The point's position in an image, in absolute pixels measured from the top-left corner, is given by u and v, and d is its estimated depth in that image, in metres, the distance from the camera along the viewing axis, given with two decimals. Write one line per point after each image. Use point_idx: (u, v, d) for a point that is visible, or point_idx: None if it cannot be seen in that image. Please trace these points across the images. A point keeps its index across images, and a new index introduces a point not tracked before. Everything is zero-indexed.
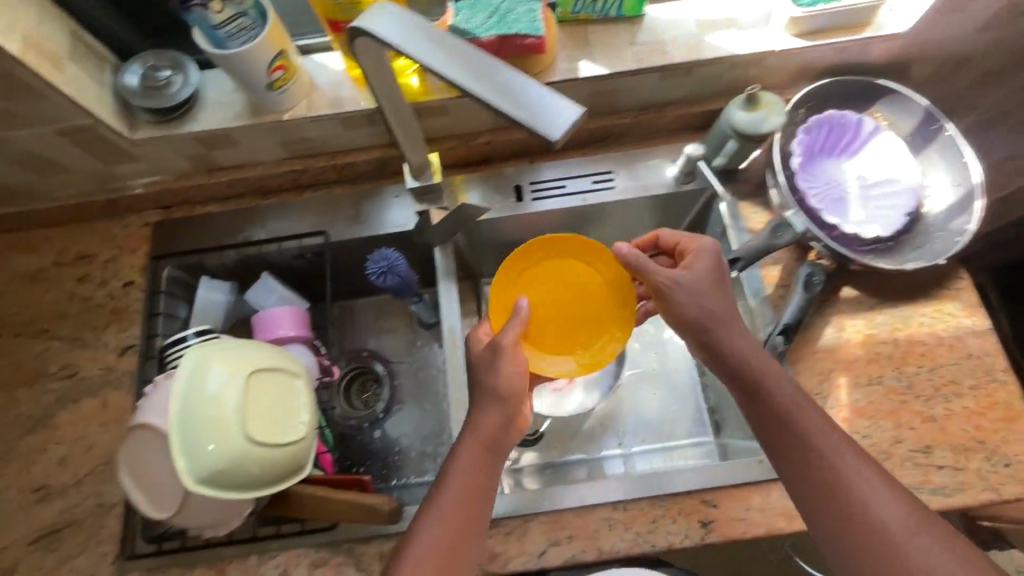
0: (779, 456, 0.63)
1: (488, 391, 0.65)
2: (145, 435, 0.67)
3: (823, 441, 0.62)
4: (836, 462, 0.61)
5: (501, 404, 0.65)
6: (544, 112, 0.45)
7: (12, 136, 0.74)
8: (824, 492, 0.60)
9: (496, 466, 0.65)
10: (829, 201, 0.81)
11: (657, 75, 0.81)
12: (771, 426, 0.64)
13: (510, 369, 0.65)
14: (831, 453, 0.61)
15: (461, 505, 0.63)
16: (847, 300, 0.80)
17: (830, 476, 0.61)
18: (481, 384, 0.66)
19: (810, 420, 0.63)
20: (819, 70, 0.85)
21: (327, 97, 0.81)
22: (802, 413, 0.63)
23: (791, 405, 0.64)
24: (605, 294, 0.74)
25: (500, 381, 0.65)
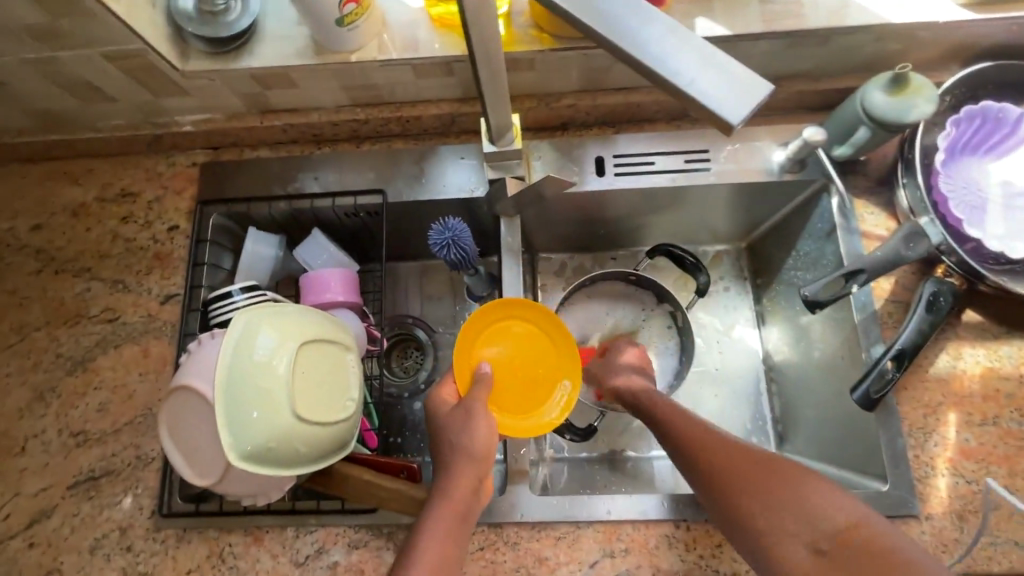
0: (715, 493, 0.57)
1: (450, 447, 0.61)
2: (186, 398, 0.63)
3: (748, 466, 0.56)
4: (764, 482, 0.55)
5: (467, 457, 0.59)
6: (722, 86, 0.36)
7: (59, 57, 0.68)
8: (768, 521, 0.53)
9: (467, 524, 0.57)
10: (969, 208, 0.69)
11: (784, 41, 0.70)
12: (695, 468, 0.59)
13: (473, 430, 0.61)
14: (757, 474, 0.55)
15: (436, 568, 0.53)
16: (968, 325, 0.71)
17: (761, 502, 0.54)
18: (445, 441, 0.61)
19: (720, 446, 0.59)
20: (976, 52, 0.73)
21: (400, 40, 0.73)
22: (715, 440, 0.59)
23: (703, 437, 0.60)
24: (553, 352, 0.72)
25: (466, 444, 0.60)
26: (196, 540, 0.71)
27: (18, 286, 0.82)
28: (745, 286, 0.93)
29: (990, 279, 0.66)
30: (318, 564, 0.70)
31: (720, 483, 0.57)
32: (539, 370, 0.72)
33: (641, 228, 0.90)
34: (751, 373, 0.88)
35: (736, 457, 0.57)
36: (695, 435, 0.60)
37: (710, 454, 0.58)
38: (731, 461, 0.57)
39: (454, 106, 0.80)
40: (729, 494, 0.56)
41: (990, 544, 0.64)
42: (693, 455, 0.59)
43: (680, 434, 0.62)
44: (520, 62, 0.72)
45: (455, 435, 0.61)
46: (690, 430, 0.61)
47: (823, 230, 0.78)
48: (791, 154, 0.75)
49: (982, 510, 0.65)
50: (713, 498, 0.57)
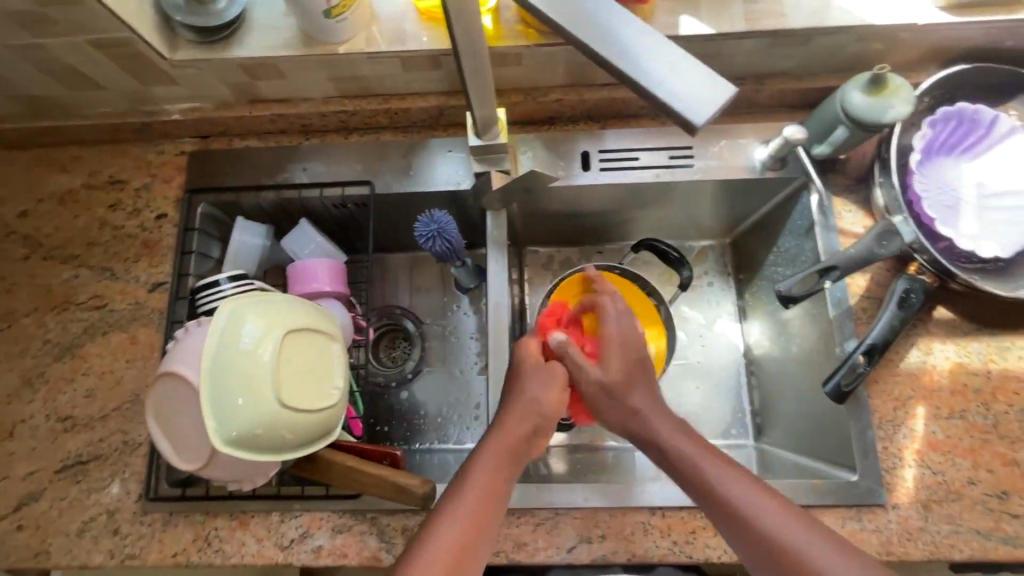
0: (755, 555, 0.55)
1: (523, 398, 0.63)
2: (172, 384, 0.64)
3: (792, 532, 0.55)
4: (811, 552, 0.54)
5: (531, 411, 0.62)
6: (691, 87, 0.37)
7: (46, 44, 0.68)
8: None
9: (514, 475, 0.60)
10: (943, 207, 0.71)
11: (767, 41, 0.71)
12: (731, 523, 0.56)
13: (546, 387, 0.64)
14: (804, 542, 0.54)
15: (474, 512, 0.56)
16: (939, 322, 0.73)
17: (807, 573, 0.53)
18: (519, 391, 0.63)
19: (760, 505, 0.56)
20: (954, 54, 0.74)
21: (387, 32, 0.74)
22: (752, 495, 0.57)
23: (741, 496, 0.57)
24: None
25: (539, 399, 0.63)
26: (182, 523, 0.73)
27: (6, 272, 0.82)
28: (728, 281, 0.95)
29: (960, 277, 0.68)
30: (302, 548, 0.71)
31: (762, 545, 0.55)
32: (576, 331, 0.73)
33: (627, 222, 0.91)
34: (732, 367, 0.90)
35: (783, 521, 0.55)
36: (727, 489, 0.57)
37: (750, 513, 0.56)
38: (777, 524, 0.55)
39: (442, 99, 0.81)
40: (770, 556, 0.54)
41: (952, 532, 0.66)
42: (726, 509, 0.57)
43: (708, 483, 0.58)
44: (507, 56, 0.73)
45: (532, 388, 0.63)
46: (720, 480, 0.58)
47: (803, 227, 0.79)
48: (772, 152, 0.76)
49: (946, 500, 0.67)
50: (748, 555, 0.56)
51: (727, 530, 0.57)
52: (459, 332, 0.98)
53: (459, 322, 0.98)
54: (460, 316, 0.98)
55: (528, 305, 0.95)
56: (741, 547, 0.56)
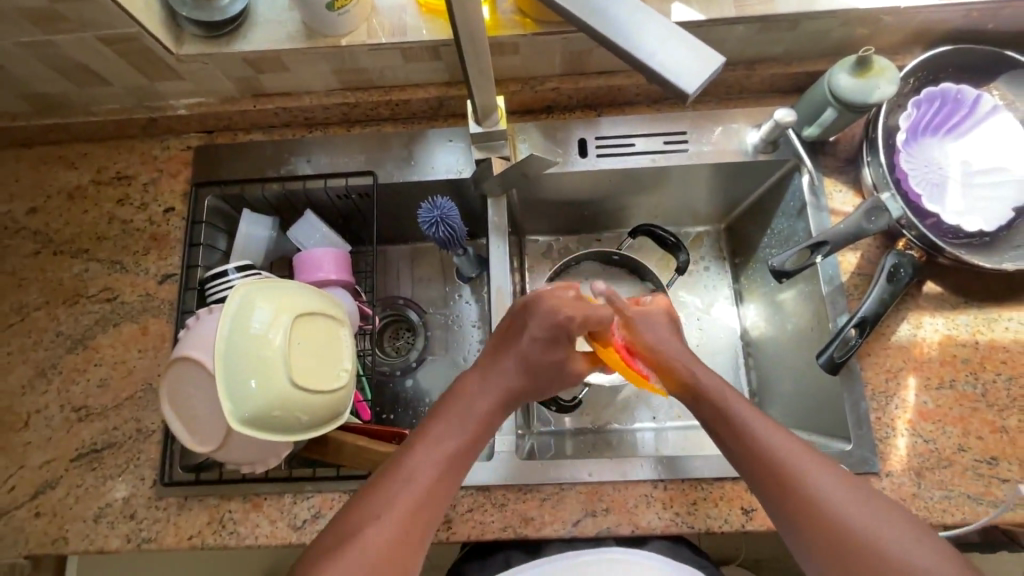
0: (776, 496, 0.57)
1: (516, 358, 0.65)
2: (185, 369, 0.66)
3: (821, 484, 0.56)
4: (829, 494, 0.55)
5: (526, 367, 0.65)
6: (681, 60, 0.39)
7: (55, 41, 0.69)
8: (827, 532, 0.54)
9: (490, 428, 0.64)
10: (930, 184, 0.74)
11: (756, 26, 0.73)
12: (751, 461, 0.59)
13: (545, 350, 0.65)
14: (825, 484, 0.56)
15: (451, 461, 0.59)
16: (929, 296, 0.75)
17: (820, 511, 0.55)
18: (514, 352, 0.65)
19: (788, 449, 0.58)
20: (938, 36, 0.77)
21: (388, 25, 0.76)
22: (782, 441, 0.59)
23: (776, 443, 0.59)
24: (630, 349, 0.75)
25: (533, 357, 0.65)
26: (197, 508, 0.74)
27: (16, 267, 0.84)
28: (724, 265, 0.97)
29: (947, 251, 0.70)
30: (315, 528, 0.73)
31: (783, 485, 0.57)
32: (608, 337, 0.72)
33: (625, 209, 0.94)
34: (729, 348, 0.92)
35: (808, 464, 0.57)
36: (757, 433, 0.60)
37: (775, 454, 0.58)
38: (801, 466, 0.57)
39: (441, 90, 0.83)
40: (787, 495, 0.56)
41: (944, 497, 0.68)
42: (755, 450, 0.59)
43: (740, 425, 0.61)
44: (504, 46, 0.75)
45: (530, 346, 0.65)
46: (751, 422, 0.61)
47: (795, 208, 0.81)
48: (764, 135, 0.78)
49: (938, 467, 0.70)
50: (769, 495, 0.58)
51: (752, 472, 0.59)
52: (462, 320, 1.00)
53: (462, 310, 1.00)
54: (462, 305, 1.00)
55: (529, 292, 0.97)
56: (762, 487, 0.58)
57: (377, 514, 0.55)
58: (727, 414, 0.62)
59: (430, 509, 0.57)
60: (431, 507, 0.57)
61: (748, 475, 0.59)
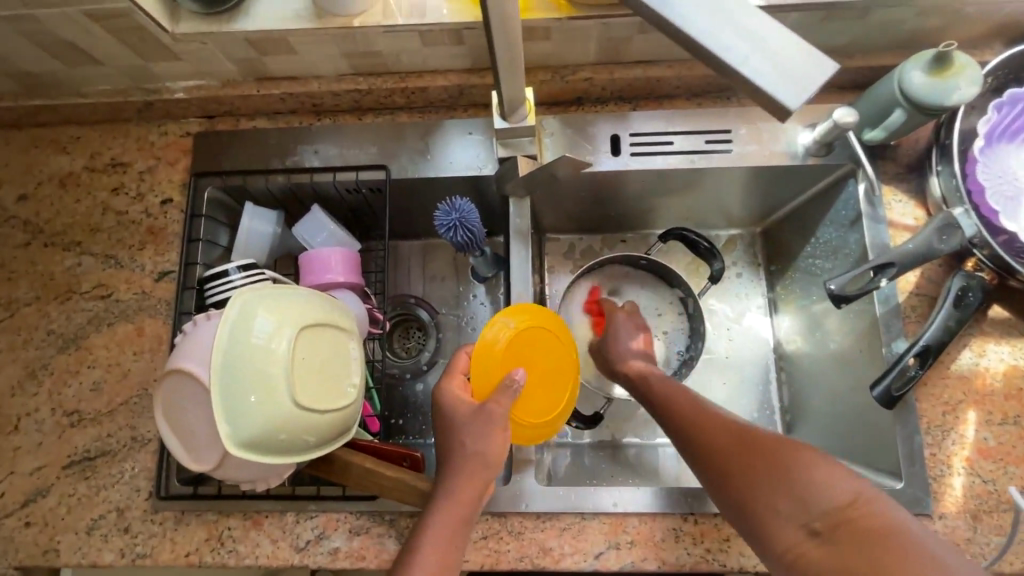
0: (695, 442, 0.59)
1: (457, 452, 0.59)
2: (180, 382, 0.60)
3: (735, 458, 0.56)
4: (739, 460, 0.55)
5: (472, 451, 0.58)
6: (780, 66, 0.33)
7: (38, 16, 0.63)
8: (740, 460, 0.55)
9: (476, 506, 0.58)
10: (1006, 199, 0.66)
11: (820, 15, 0.65)
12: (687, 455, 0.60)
13: (481, 437, 0.59)
14: (736, 422, 0.59)
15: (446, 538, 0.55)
16: (994, 321, 0.68)
17: (750, 491, 0.54)
18: (451, 443, 0.59)
19: (694, 400, 0.63)
20: (1023, 30, 0.68)
21: (406, 4, 0.68)
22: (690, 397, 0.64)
23: (697, 431, 0.59)
24: (557, 354, 0.68)
25: (465, 436, 0.59)
26: (194, 523, 0.70)
27: (5, 259, 0.79)
28: (758, 272, 0.90)
29: (1022, 275, 0.63)
30: (318, 550, 0.68)
31: (701, 432, 0.59)
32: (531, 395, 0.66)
33: (655, 211, 0.86)
34: (762, 363, 0.86)
35: (715, 411, 0.61)
36: (683, 425, 0.61)
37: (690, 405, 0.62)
38: (711, 412, 0.61)
39: (462, 78, 0.76)
40: (703, 440, 0.58)
41: (1003, 544, 0.62)
42: (673, 405, 0.63)
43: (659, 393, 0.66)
44: (535, 31, 0.67)
45: (464, 424, 0.60)
46: (668, 385, 0.67)
47: (847, 217, 0.74)
48: (818, 136, 0.71)
49: (997, 510, 0.63)
50: (692, 446, 0.59)
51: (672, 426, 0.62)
52: (475, 323, 0.94)
53: (476, 311, 0.94)
54: (476, 307, 0.94)
55: (549, 295, 0.90)
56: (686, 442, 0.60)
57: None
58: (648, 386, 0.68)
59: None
60: (443, 573, 0.54)
61: (671, 435, 0.62)
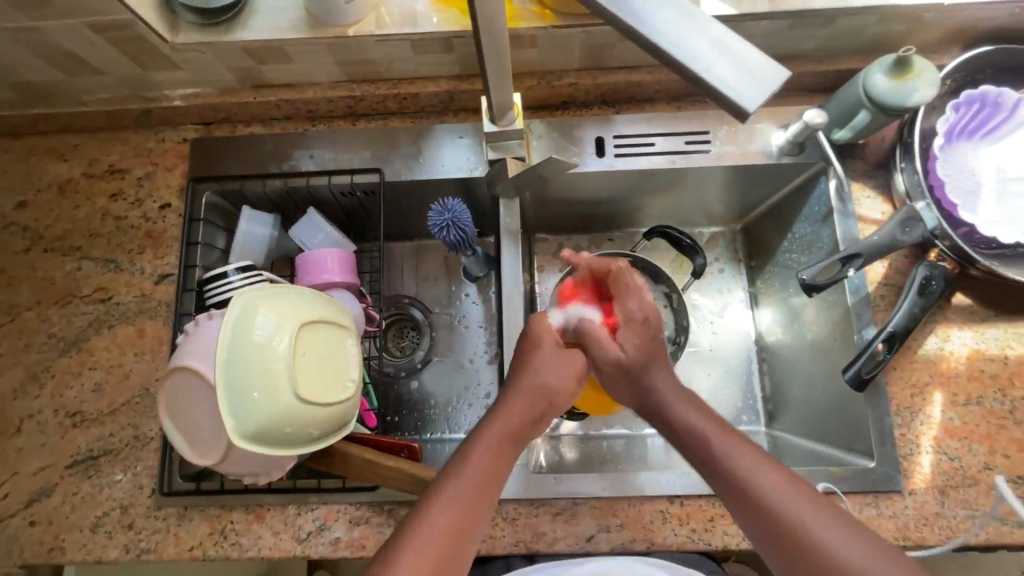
0: (757, 498, 0.53)
1: (529, 380, 0.61)
2: (184, 380, 0.62)
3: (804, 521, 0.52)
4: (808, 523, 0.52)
5: (544, 380, 0.61)
6: (742, 73, 0.36)
7: (41, 27, 0.65)
8: (805, 558, 0.51)
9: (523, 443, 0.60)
10: (964, 193, 0.70)
11: (789, 22, 0.69)
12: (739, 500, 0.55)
13: (555, 370, 0.62)
14: (826, 530, 0.51)
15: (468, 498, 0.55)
16: (957, 308, 0.73)
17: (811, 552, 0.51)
18: (524, 372, 0.62)
19: (777, 487, 0.54)
20: (977, 35, 0.73)
21: (397, 14, 0.71)
22: (771, 481, 0.54)
23: (762, 483, 0.54)
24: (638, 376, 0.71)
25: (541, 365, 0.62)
26: (197, 518, 0.72)
27: (6, 265, 0.80)
28: (739, 268, 0.93)
29: (981, 263, 0.67)
30: (320, 540, 0.71)
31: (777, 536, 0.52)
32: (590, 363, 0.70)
33: (640, 210, 0.90)
34: (743, 354, 0.89)
35: (801, 506, 0.53)
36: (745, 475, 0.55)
37: (769, 500, 0.53)
38: (797, 512, 0.52)
39: (452, 84, 0.79)
40: (762, 522, 0.53)
41: (968, 517, 0.66)
42: (744, 491, 0.54)
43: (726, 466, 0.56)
44: (522, 39, 0.71)
45: (546, 358, 0.62)
46: (718, 445, 0.57)
47: (819, 213, 0.78)
48: (790, 136, 0.75)
49: (963, 485, 0.67)
50: (752, 529, 0.54)
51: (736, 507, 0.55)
52: (467, 321, 0.96)
53: (468, 309, 0.97)
54: (469, 305, 0.97)
55: (539, 292, 0.93)
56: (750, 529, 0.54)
57: (395, 562, 0.51)
58: (702, 441, 0.58)
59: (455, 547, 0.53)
60: (459, 535, 0.53)
61: (714, 482, 0.57)
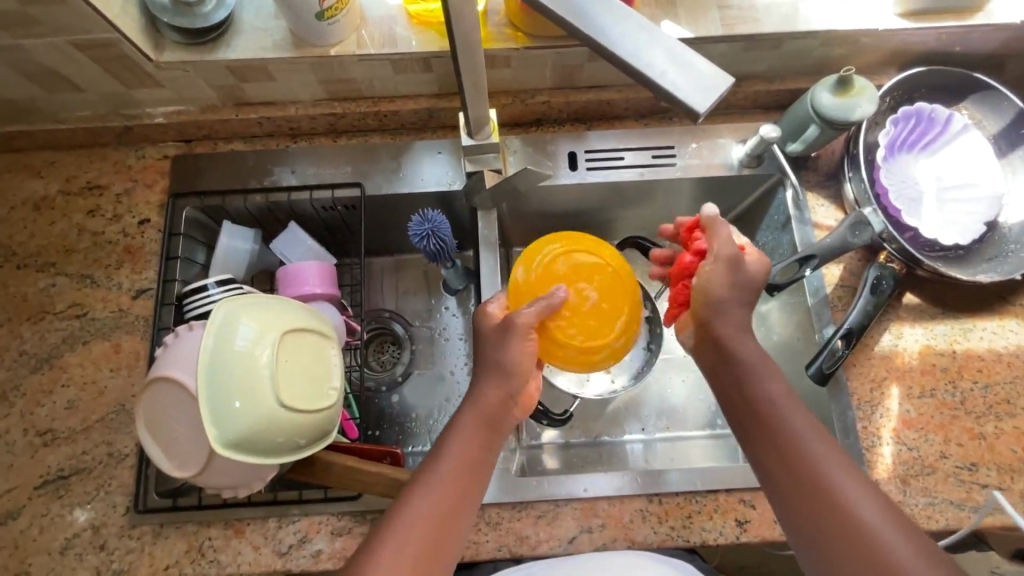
0: (784, 445, 0.57)
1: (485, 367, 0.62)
2: (165, 390, 0.62)
3: (828, 471, 0.55)
4: (834, 476, 0.54)
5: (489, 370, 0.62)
6: (693, 79, 0.40)
7: (26, 46, 0.66)
8: (815, 501, 0.54)
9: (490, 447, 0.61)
10: (907, 200, 0.77)
11: (742, 45, 0.75)
12: (771, 444, 0.57)
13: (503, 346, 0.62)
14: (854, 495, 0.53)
15: (463, 472, 0.58)
16: (908, 307, 0.78)
17: (828, 501, 0.54)
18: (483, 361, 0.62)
19: (807, 437, 0.57)
20: (911, 57, 0.80)
21: (378, 36, 0.75)
22: (825, 460, 0.55)
23: (797, 432, 0.57)
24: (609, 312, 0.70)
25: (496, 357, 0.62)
26: (174, 536, 0.71)
27: None
28: None
29: (925, 263, 0.73)
30: (302, 553, 0.70)
31: (815, 512, 0.54)
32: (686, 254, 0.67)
33: (613, 222, 0.93)
34: None
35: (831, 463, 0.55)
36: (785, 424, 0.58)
37: (797, 445, 0.56)
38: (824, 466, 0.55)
39: (430, 101, 0.82)
40: (785, 464, 0.56)
41: (928, 504, 0.70)
42: (786, 452, 0.56)
43: (782, 436, 0.57)
44: (497, 59, 0.75)
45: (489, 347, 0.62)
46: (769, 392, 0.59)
47: (779, 221, 0.83)
48: (748, 150, 0.80)
49: (922, 474, 0.71)
50: (772, 470, 0.57)
51: (776, 476, 0.57)
52: (448, 333, 0.98)
53: (447, 322, 0.98)
54: (448, 318, 0.98)
55: None
56: (774, 483, 0.57)
57: (387, 541, 0.54)
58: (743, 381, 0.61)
59: (442, 533, 0.56)
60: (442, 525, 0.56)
61: (747, 421, 0.60)
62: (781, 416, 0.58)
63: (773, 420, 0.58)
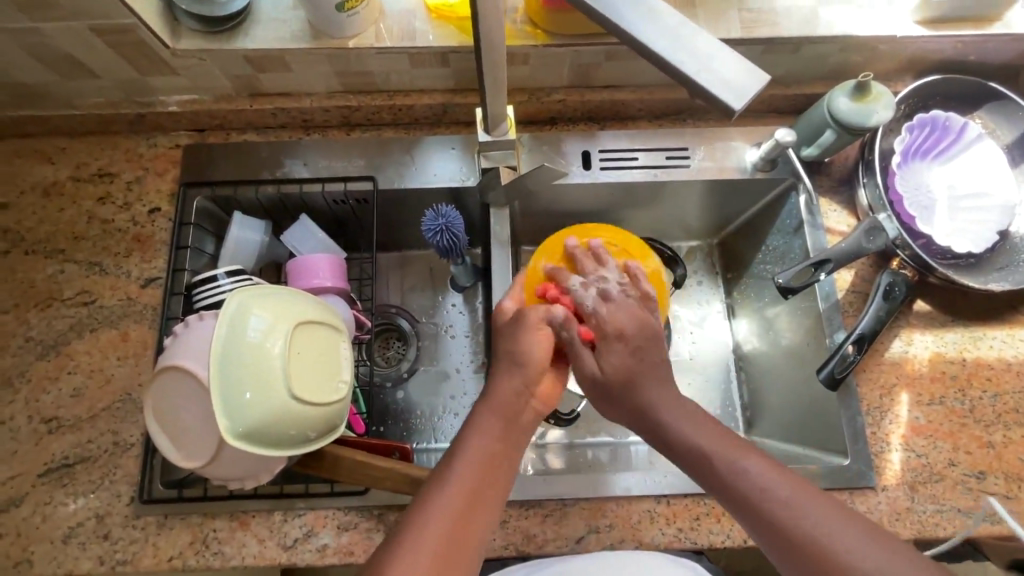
0: (752, 487, 0.55)
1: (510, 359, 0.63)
2: (175, 379, 0.61)
3: (804, 510, 0.53)
4: (809, 512, 0.53)
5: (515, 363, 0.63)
6: (728, 75, 0.40)
7: (43, 29, 0.66)
8: (802, 546, 0.52)
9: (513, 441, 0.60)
10: (920, 207, 0.77)
11: (761, 48, 0.75)
12: (738, 488, 0.56)
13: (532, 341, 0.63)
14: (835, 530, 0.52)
15: (481, 472, 0.57)
16: (919, 314, 0.78)
17: (812, 544, 0.52)
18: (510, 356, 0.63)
19: (772, 476, 0.56)
20: (928, 65, 0.81)
21: (396, 30, 0.74)
22: (797, 497, 0.54)
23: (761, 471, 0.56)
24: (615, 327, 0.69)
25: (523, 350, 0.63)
26: (178, 527, 0.70)
27: None
28: (716, 280, 0.97)
29: (938, 270, 0.73)
30: (307, 547, 0.69)
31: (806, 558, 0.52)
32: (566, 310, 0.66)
33: (624, 223, 0.93)
34: (721, 362, 0.92)
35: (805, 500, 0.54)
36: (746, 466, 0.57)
37: (766, 487, 0.55)
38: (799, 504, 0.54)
39: (446, 97, 0.82)
40: (759, 510, 0.55)
41: (936, 511, 0.70)
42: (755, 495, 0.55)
43: (748, 478, 0.56)
44: (516, 55, 0.75)
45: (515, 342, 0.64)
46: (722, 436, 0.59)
47: (791, 226, 0.83)
48: (763, 153, 0.80)
49: (930, 481, 0.71)
50: (747, 518, 0.55)
51: (755, 523, 0.55)
52: (454, 330, 0.97)
53: (454, 319, 0.98)
54: (454, 315, 0.98)
55: None
56: (755, 530, 0.55)
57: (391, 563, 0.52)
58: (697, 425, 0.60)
59: (456, 543, 0.54)
60: (457, 532, 0.54)
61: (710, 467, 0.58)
62: (742, 454, 0.58)
63: (736, 463, 0.57)
